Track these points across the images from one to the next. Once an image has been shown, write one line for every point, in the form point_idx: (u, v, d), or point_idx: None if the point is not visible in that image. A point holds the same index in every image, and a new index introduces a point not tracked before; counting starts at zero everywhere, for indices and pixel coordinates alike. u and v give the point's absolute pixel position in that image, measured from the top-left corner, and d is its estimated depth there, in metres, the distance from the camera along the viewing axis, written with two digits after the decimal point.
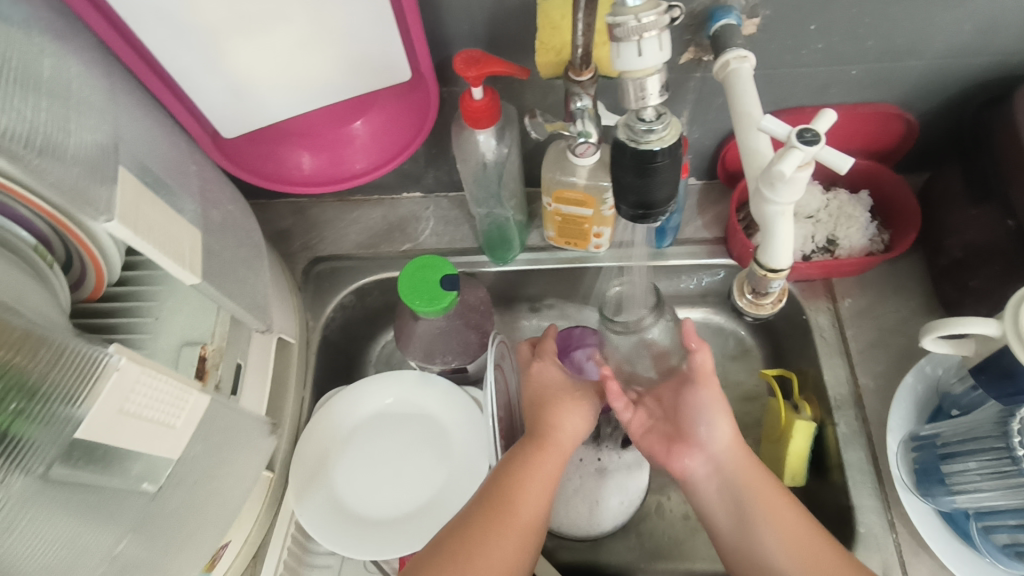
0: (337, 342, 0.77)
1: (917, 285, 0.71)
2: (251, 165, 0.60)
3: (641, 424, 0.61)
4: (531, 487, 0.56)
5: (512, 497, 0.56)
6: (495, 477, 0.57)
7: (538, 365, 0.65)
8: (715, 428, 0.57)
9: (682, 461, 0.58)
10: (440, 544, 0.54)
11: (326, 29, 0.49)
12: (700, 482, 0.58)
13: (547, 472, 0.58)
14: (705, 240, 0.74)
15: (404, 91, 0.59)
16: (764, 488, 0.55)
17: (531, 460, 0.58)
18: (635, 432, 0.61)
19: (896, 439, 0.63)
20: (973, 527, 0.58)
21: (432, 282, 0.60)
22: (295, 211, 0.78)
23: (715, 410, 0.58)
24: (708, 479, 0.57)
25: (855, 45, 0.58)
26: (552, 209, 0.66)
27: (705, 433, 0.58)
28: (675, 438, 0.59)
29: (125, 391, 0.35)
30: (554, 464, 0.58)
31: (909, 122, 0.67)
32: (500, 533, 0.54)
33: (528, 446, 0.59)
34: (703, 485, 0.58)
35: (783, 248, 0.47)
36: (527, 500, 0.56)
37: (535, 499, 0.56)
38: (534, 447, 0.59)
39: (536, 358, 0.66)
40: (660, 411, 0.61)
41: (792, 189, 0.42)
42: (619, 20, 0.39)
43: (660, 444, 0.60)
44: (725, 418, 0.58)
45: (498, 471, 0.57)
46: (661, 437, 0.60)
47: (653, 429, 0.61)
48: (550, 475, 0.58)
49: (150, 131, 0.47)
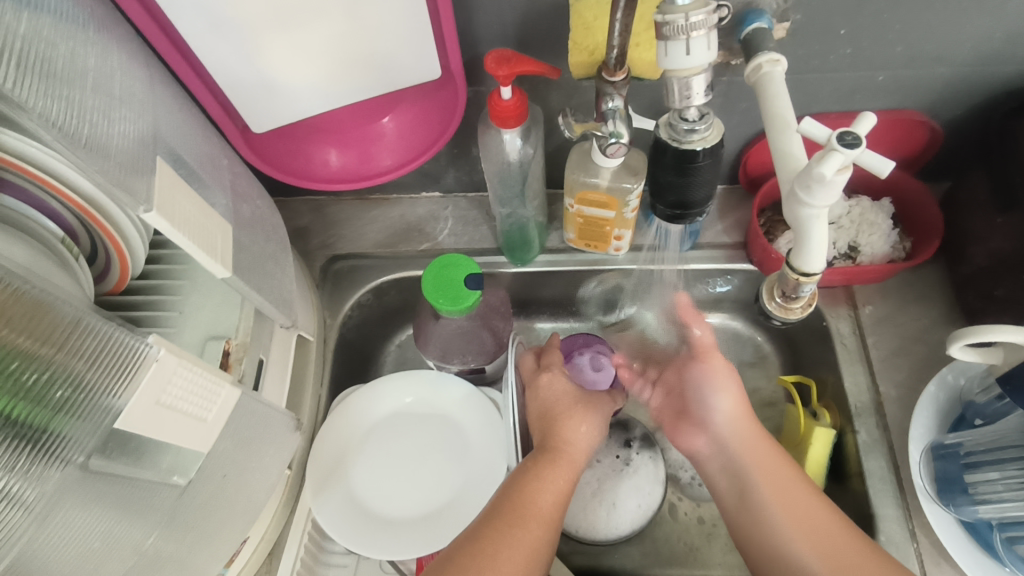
0: (353, 341, 0.76)
1: (938, 294, 0.71)
2: (279, 162, 0.60)
3: (659, 402, 0.67)
4: (544, 490, 0.55)
5: (525, 499, 0.55)
6: (506, 491, 0.56)
7: (545, 377, 0.63)
8: (717, 406, 0.60)
9: (690, 441, 0.62)
10: (452, 556, 0.52)
11: (359, 27, 0.49)
12: (706, 460, 0.60)
13: (558, 482, 0.56)
14: (725, 245, 0.74)
15: (432, 89, 0.59)
16: (774, 481, 0.55)
17: (541, 471, 0.57)
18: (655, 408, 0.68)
19: (919, 447, 0.62)
20: (997, 537, 0.57)
21: (455, 280, 0.60)
22: (313, 209, 0.78)
23: (718, 386, 0.60)
24: (713, 458, 0.60)
25: (884, 51, 0.58)
26: (574, 211, 0.66)
27: (708, 413, 0.61)
28: (683, 418, 0.63)
29: (161, 383, 0.35)
30: (566, 475, 0.57)
31: (933, 129, 0.66)
32: (511, 542, 0.52)
33: (540, 459, 0.58)
34: (709, 465, 0.60)
35: (817, 251, 0.47)
36: (540, 501, 0.55)
37: (548, 502, 0.55)
38: (547, 460, 0.57)
39: (545, 370, 0.64)
40: (668, 388, 0.66)
41: (829, 192, 0.42)
42: (668, 18, 0.40)
43: (671, 420, 0.65)
44: (729, 394, 0.60)
45: (511, 483, 0.56)
46: (673, 415, 0.65)
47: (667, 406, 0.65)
48: (561, 489, 0.56)
49: (185, 124, 0.47)
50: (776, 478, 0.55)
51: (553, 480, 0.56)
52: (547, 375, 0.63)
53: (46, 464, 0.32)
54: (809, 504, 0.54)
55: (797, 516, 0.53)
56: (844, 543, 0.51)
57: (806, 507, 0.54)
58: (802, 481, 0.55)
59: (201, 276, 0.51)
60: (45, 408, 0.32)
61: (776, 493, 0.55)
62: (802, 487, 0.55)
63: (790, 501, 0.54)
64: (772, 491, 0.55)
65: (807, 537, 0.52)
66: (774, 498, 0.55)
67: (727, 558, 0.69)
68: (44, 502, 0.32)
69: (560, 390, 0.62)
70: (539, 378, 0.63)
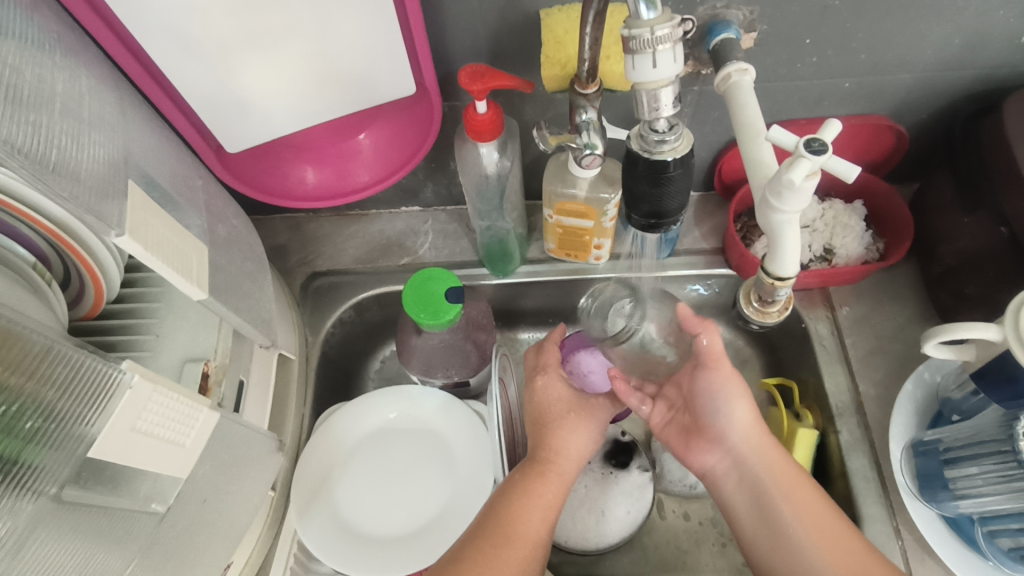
0: (336, 359, 0.76)
1: (912, 293, 0.72)
2: (255, 181, 0.60)
3: (662, 417, 0.62)
4: (533, 508, 0.55)
5: (514, 518, 0.54)
6: (489, 510, 0.55)
7: (541, 379, 0.63)
8: (730, 416, 0.57)
9: (701, 456, 0.59)
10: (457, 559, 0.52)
11: (330, 48, 0.50)
12: (720, 476, 0.58)
13: (546, 496, 0.56)
14: (703, 251, 0.75)
15: (407, 105, 0.59)
16: (783, 480, 0.55)
17: (530, 484, 0.56)
18: (657, 424, 0.62)
19: (899, 445, 0.63)
20: (978, 532, 0.58)
21: (437, 294, 0.60)
22: (291, 226, 0.78)
23: (730, 397, 0.57)
24: (728, 473, 0.58)
25: (849, 58, 0.60)
26: (553, 221, 0.66)
27: (721, 425, 0.58)
28: (694, 432, 0.60)
29: (137, 409, 0.35)
30: (555, 489, 0.57)
31: (900, 133, 0.68)
32: (509, 548, 0.53)
33: (528, 470, 0.57)
34: (723, 478, 0.58)
35: (790, 256, 0.48)
36: (526, 521, 0.54)
37: (536, 520, 0.54)
38: (535, 473, 0.57)
39: (539, 373, 0.64)
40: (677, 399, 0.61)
41: (799, 198, 0.43)
42: (634, 32, 0.41)
43: (678, 437, 0.61)
44: (741, 404, 0.57)
45: (494, 504, 0.56)
46: (680, 430, 0.61)
47: (672, 421, 0.61)
48: (550, 502, 0.56)
49: (158, 145, 0.47)
50: (786, 478, 0.55)
51: (541, 500, 0.56)
52: (542, 379, 0.63)
53: (19, 496, 0.31)
54: (813, 498, 0.54)
55: (816, 524, 0.53)
56: (849, 540, 0.52)
57: (812, 506, 0.54)
58: (805, 479, 0.56)
59: (175, 298, 0.51)
60: (17, 438, 0.31)
61: (783, 491, 0.55)
62: (808, 485, 0.55)
63: (797, 495, 0.55)
64: (783, 493, 0.55)
65: (816, 533, 0.52)
66: (779, 490, 0.55)
67: (715, 560, 0.69)
68: (18, 535, 0.31)
69: (554, 395, 0.62)
70: (535, 380, 0.64)
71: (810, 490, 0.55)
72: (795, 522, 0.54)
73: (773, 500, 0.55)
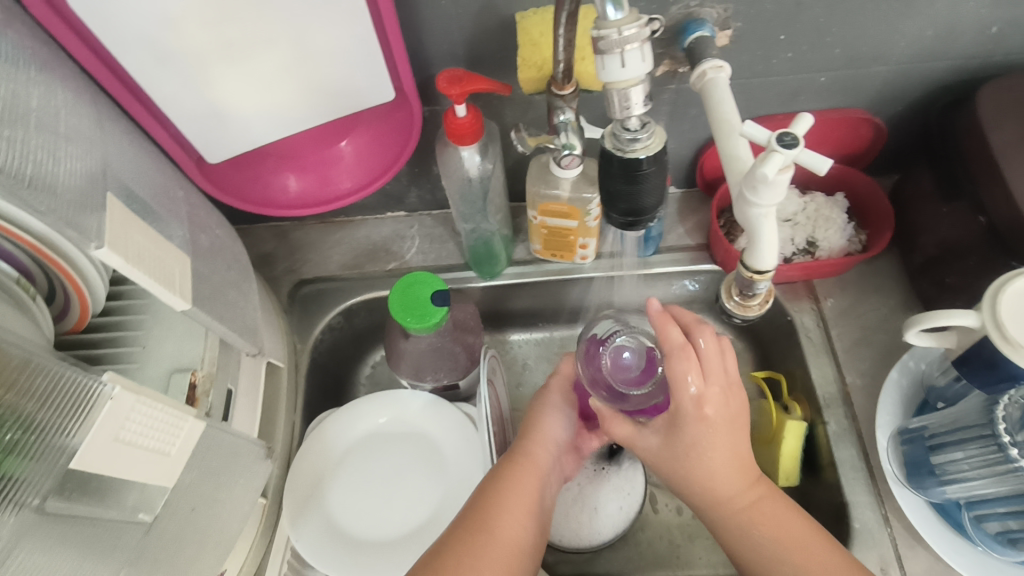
0: (326, 365, 0.76)
1: (895, 283, 0.73)
2: (237, 190, 0.60)
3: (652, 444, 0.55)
4: (512, 500, 0.55)
5: (490, 517, 0.54)
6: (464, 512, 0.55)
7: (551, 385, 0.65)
8: (677, 485, 0.55)
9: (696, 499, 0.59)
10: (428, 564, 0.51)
11: (307, 58, 0.50)
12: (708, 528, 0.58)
13: (529, 490, 0.56)
14: (688, 248, 0.75)
15: (387, 111, 0.60)
16: (740, 521, 0.54)
17: (509, 472, 0.57)
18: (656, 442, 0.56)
19: (885, 434, 0.64)
20: (966, 517, 0.59)
21: (424, 299, 0.60)
22: (277, 235, 0.78)
23: (664, 471, 0.55)
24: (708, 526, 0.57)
25: (823, 53, 0.60)
26: (538, 222, 0.67)
27: (679, 490, 0.56)
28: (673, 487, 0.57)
29: (119, 420, 0.35)
30: (531, 482, 0.56)
31: (877, 126, 0.68)
32: (491, 543, 0.52)
33: (508, 460, 0.58)
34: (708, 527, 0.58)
35: (768, 250, 0.48)
36: (506, 517, 0.54)
37: (513, 518, 0.54)
38: (512, 463, 0.57)
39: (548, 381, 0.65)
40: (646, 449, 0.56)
41: (774, 191, 0.43)
42: (602, 33, 0.41)
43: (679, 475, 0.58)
44: (676, 475, 0.54)
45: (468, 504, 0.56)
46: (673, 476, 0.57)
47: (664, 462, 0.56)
48: (530, 494, 0.56)
49: (137, 158, 0.47)
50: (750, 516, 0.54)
51: (512, 508, 0.54)
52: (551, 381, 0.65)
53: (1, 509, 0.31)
54: (784, 509, 0.55)
55: (781, 535, 0.54)
56: (816, 546, 0.53)
57: (780, 519, 0.54)
58: (773, 493, 0.55)
59: (161, 309, 0.51)
60: None
61: (742, 535, 0.54)
62: (777, 500, 0.55)
63: (761, 517, 0.54)
64: (743, 534, 0.54)
65: (786, 542, 0.53)
66: (743, 532, 0.54)
67: (709, 554, 0.70)
68: (2, 546, 0.31)
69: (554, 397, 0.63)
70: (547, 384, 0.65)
71: (780, 505, 0.55)
72: (766, 547, 0.54)
73: (737, 546, 0.55)
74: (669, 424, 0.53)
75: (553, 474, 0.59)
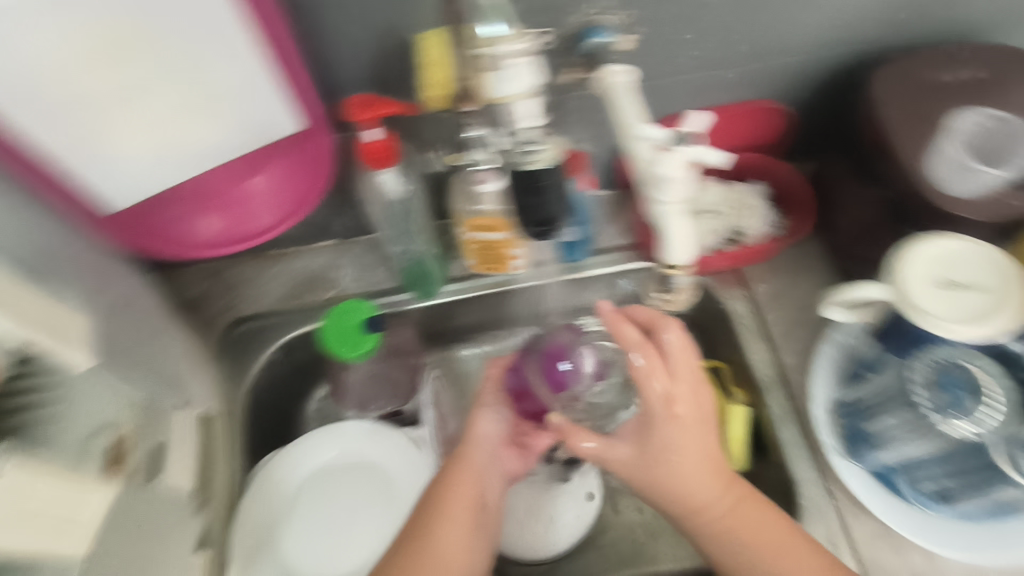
0: (267, 404, 0.74)
1: (822, 262, 0.76)
2: (152, 235, 0.58)
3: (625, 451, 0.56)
4: (452, 519, 0.54)
5: (431, 531, 0.53)
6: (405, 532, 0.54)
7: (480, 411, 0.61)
8: (651, 495, 0.56)
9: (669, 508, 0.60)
10: None
11: (211, 96, 0.50)
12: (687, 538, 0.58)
13: (461, 502, 0.55)
14: (621, 248, 0.76)
15: (298, 141, 0.58)
16: (722, 524, 0.55)
17: (445, 488, 0.56)
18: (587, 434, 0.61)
19: (824, 408, 0.65)
20: (900, 480, 0.60)
21: (355, 326, 0.60)
22: (209, 273, 0.74)
23: (639, 481, 0.56)
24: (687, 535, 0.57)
25: (730, 49, 0.63)
26: (467, 239, 0.66)
27: (654, 501, 0.56)
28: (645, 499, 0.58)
29: (11, 495, 0.33)
30: (469, 492, 0.56)
31: (788, 114, 0.72)
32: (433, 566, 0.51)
33: (444, 473, 0.57)
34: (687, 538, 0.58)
35: (678, 245, 0.51)
36: (450, 535, 0.53)
37: (451, 536, 0.53)
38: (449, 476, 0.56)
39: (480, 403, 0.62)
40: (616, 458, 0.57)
41: (673, 186, 0.48)
42: (485, 50, 0.43)
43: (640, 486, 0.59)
44: (648, 484, 0.55)
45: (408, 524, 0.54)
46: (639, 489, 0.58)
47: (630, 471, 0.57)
48: (466, 507, 0.55)
49: (15, 221, 0.45)
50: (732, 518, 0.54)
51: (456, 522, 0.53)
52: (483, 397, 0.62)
53: None
54: (759, 511, 0.55)
55: (759, 536, 0.54)
56: (795, 542, 0.54)
57: (762, 519, 0.54)
58: (752, 497, 0.55)
59: None
60: None
61: (727, 539, 0.54)
62: (752, 502, 0.55)
63: (748, 521, 0.54)
64: (726, 537, 0.54)
65: (764, 543, 0.53)
66: (727, 536, 0.54)
67: (674, 550, 0.70)
68: None
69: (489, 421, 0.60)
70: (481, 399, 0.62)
71: (756, 504, 0.55)
72: (747, 550, 0.54)
73: (721, 552, 0.55)
74: (640, 429, 0.55)
75: (490, 469, 0.59)
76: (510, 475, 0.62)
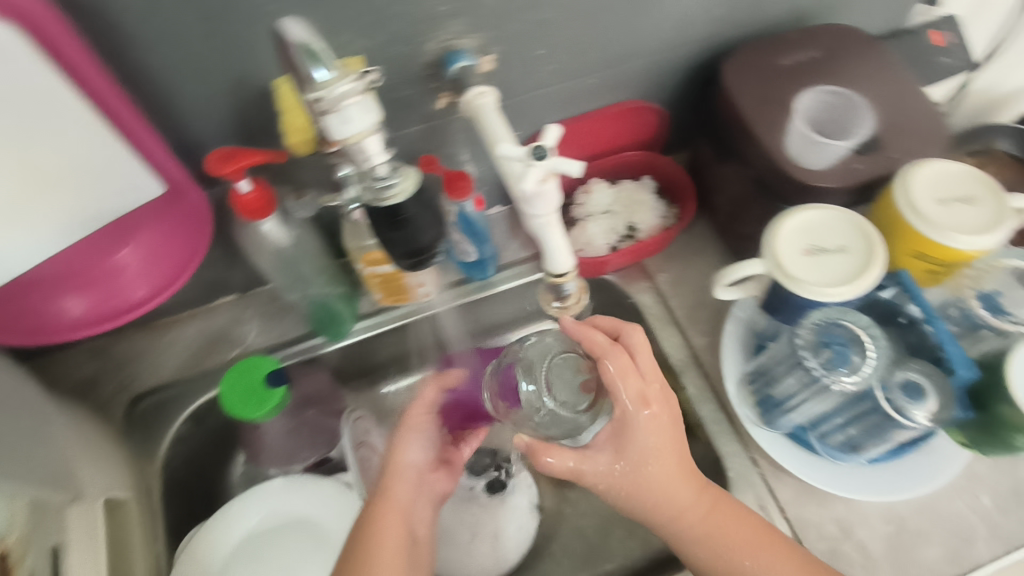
0: (186, 477, 0.70)
1: (713, 244, 0.80)
2: (14, 325, 0.55)
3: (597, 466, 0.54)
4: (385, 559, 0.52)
5: None
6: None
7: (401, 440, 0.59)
8: (631, 508, 0.55)
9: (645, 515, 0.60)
10: None
11: (45, 177, 0.47)
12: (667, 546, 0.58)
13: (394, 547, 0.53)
14: (524, 259, 0.78)
15: (163, 206, 0.57)
16: (704, 527, 0.56)
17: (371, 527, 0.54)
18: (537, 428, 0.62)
19: (734, 383, 0.68)
20: (812, 437, 0.64)
21: (260, 382, 0.58)
22: (94, 354, 0.71)
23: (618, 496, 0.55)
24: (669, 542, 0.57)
25: (582, 60, 0.65)
26: (368, 273, 0.66)
27: (633, 514, 0.56)
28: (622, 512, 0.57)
29: None
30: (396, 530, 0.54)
31: (657, 111, 0.75)
32: None
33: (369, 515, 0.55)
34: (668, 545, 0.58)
35: (560, 253, 0.57)
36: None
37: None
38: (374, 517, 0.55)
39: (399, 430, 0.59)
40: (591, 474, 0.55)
41: (544, 200, 0.50)
42: (317, 95, 0.42)
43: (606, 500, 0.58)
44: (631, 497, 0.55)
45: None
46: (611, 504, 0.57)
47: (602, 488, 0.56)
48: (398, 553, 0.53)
49: None
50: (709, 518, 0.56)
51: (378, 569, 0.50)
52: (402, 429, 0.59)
53: None
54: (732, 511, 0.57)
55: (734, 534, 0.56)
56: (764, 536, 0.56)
57: (732, 518, 0.56)
58: (721, 497, 0.57)
59: None
60: None
61: (710, 540, 0.56)
62: (720, 501, 0.57)
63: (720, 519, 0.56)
64: (709, 540, 0.55)
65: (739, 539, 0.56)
66: (711, 537, 0.56)
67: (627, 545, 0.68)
68: None
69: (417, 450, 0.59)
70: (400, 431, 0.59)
71: (727, 508, 0.57)
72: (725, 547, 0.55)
73: (707, 553, 0.56)
74: (615, 437, 0.54)
75: (416, 503, 0.57)
76: (440, 496, 0.62)
